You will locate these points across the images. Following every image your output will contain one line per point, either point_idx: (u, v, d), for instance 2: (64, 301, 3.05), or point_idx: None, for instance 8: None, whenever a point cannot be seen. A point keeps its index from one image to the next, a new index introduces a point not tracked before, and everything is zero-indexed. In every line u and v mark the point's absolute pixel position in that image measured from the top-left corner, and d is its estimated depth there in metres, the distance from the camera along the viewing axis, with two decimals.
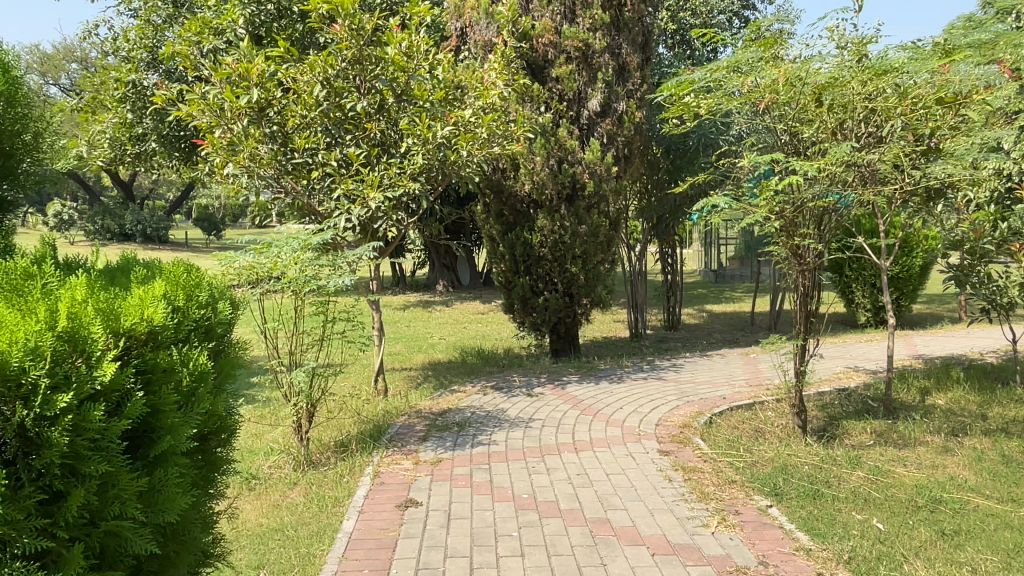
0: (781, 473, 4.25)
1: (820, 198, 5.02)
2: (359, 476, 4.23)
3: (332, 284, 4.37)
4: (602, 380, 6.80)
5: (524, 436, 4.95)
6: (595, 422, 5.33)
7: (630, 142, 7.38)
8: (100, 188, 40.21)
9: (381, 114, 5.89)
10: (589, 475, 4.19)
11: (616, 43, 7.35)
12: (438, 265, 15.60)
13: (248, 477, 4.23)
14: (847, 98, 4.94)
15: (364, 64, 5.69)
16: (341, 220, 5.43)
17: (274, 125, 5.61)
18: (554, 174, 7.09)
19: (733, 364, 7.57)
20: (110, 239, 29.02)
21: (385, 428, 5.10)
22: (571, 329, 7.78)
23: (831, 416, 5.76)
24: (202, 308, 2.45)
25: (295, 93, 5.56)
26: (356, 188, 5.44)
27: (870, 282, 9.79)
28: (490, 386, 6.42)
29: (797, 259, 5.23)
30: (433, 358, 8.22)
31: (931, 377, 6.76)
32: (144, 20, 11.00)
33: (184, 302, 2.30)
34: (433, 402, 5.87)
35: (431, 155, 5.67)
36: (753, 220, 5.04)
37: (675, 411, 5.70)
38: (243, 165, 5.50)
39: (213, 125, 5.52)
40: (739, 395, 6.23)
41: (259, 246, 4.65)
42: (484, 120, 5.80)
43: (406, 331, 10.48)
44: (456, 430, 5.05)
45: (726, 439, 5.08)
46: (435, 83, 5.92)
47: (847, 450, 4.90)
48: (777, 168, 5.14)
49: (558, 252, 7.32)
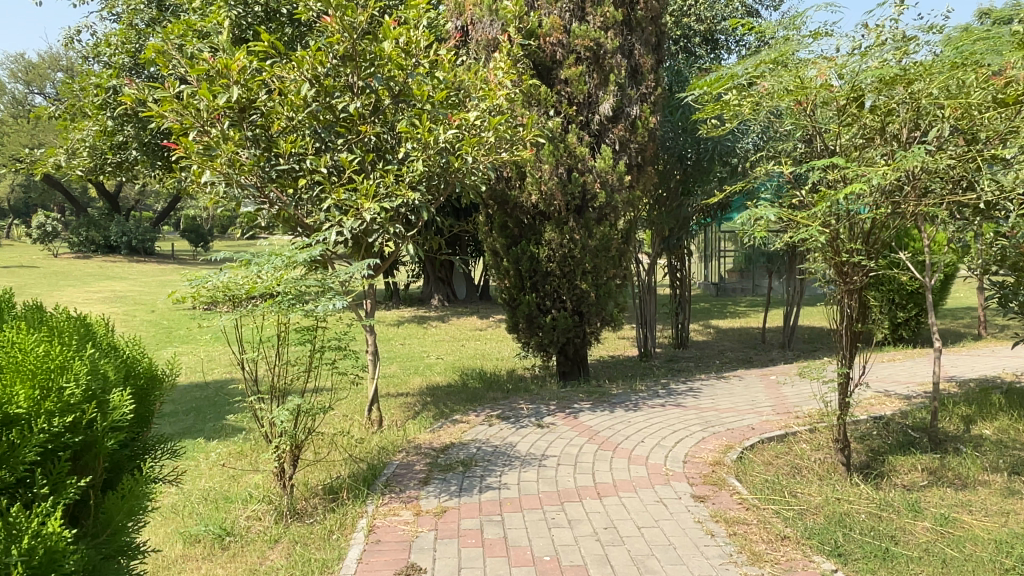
0: (839, 526, 3.69)
1: (870, 209, 4.49)
2: (350, 532, 3.65)
3: (322, 308, 3.81)
4: (616, 406, 6.24)
5: (538, 478, 4.36)
6: (615, 459, 4.75)
7: (644, 149, 6.87)
8: (86, 199, 39.49)
9: (376, 117, 5.34)
10: (618, 529, 3.61)
11: (629, 43, 6.85)
12: (433, 279, 15.04)
13: (223, 533, 3.66)
14: (891, 101, 4.57)
15: (358, 61, 5.15)
16: (331, 234, 4.85)
17: (257, 127, 5.14)
18: (563, 184, 6.58)
19: (755, 388, 7.02)
20: (95, 250, 28.32)
21: (381, 469, 4.52)
22: (580, 350, 7.23)
23: (874, 449, 5.21)
24: (77, 412, 2.18)
25: (280, 93, 5.03)
26: (348, 198, 4.88)
27: (889, 296, 9.25)
28: (495, 415, 5.85)
29: (842, 279, 4.68)
30: (431, 381, 7.65)
31: (972, 404, 6.23)
32: (126, 24, 10.50)
33: (39, 418, 2.06)
34: (434, 435, 5.30)
35: (432, 161, 5.13)
36: (797, 236, 4.50)
37: (702, 445, 5.13)
38: (221, 172, 4.90)
39: (186, 127, 4.91)
40: (768, 425, 5.66)
41: (237, 264, 4.04)
42: (490, 122, 5.24)
43: (400, 350, 9.91)
44: (461, 471, 4.47)
45: (764, 479, 4.51)
46: (436, 83, 5.38)
47: (902, 493, 4.36)
48: (828, 174, 4.56)
49: (567, 267, 6.79)
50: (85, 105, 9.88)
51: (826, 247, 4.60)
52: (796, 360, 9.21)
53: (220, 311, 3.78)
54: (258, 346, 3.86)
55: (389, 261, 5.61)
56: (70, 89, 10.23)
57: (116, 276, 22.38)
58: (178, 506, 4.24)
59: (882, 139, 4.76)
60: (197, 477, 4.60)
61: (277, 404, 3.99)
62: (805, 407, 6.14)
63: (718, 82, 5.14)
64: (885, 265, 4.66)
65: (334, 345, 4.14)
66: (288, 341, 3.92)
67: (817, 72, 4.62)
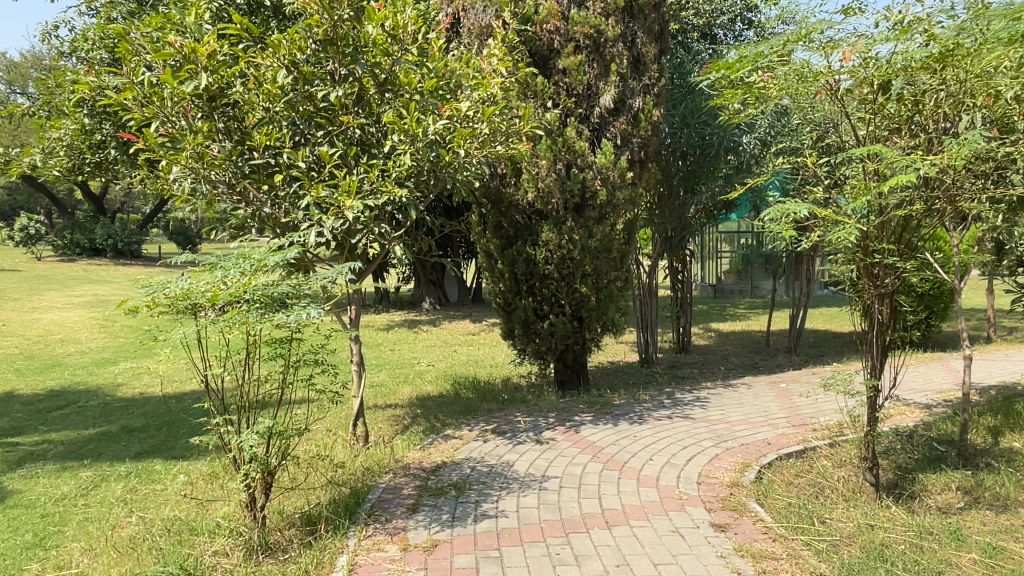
0: (880, 561, 3.27)
1: (904, 206, 4.09)
2: (328, 572, 3.21)
3: (293, 318, 3.33)
4: (620, 418, 5.83)
5: (539, 504, 3.94)
6: (623, 481, 4.34)
7: (647, 143, 6.48)
8: (71, 202, 38.83)
9: (359, 108, 4.92)
10: (632, 566, 3.19)
11: (630, 31, 6.46)
12: (425, 281, 14.58)
13: (184, 571, 3.21)
14: (919, 89, 4.23)
15: (340, 45, 4.71)
16: (311, 234, 4.39)
17: (230, 118, 4.71)
18: (561, 181, 6.17)
19: (765, 397, 6.63)
20: (80, 253, 27.71)
21: (366, 494, 4.09)
22: (580, 357, 6.82)
23: (901, 466, 4.81)
24: None
25: (255, 80, 4.59)
26: (329, 196, 4.42)
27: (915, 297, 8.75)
28: (490, 429, 5.42)
29: (872, 281, 4.26)
30: (421, 390, 7.23)
31: (999, 413, 5.83)
32: (104, 18, 10.04)
33: None
34: (425, 453, 4.87)
35: (421, 155, 4.70)
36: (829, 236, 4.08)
37: (716, 463, 4.73)
38: (189, 167, 4.39)
39: (150, 118, 4.42)
40: (783, 439, 5.28)
41: (201, 267, 3.59)
42: (485, 112, 4.81)
43: (390, 356, 9.45)
44: (454, 496, 4.04)
45: (788, 503, 4.11)
46: (425, 72, 4.90)
47: (941, 518, 3.95)
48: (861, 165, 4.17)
49: (566, 270, 6.38)
50: (60, 102, 9.38)
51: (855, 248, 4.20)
52: (803, 365, 8.83)
53: (180, 322, 3.33)
54: (226, 359, 3.42)
55: (375, 266, 5.18)
56: (44, 86, 9.76)
57: (99, 279, 21.79)
58: (137, 538, 3.80)
59: (910, 129, 4.41)
60: (162, 506, 4.19)
61: (246, 425, 3.55)
62: (822, 418, 5.76)
63: (743, 63, 4.76)
64: (918, 268, 4.26)
65: (314, 357, 3.69)
66: (260, 352, 3.48)
67: (842, 55, 4.27)
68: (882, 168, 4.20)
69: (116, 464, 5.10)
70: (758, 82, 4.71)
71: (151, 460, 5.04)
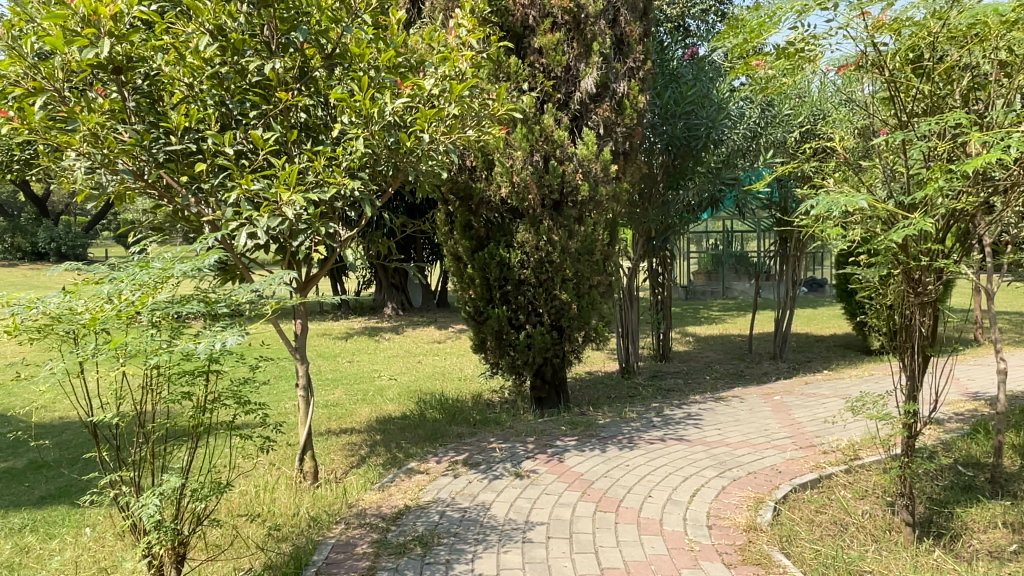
0: None
1: (950, 201, 3.46)
2: None
3: (202, 348, 2.48)
4: (607, 442, 5.15)
5: (524, 563, 3.23)
6: (622, 527, 3.64)
7: (632, 134, 5.83)
8: (12, 203, 36.80)
9: (303, 85, 4.15)
10: None
11: (612, 8, 5.81)
12: (386, 285, 13.76)
13: None
14: (951, 61, 3.68)
15: (277, 8, 3.91)
16: (240, 236, 3.58)
17: (143, 97, 3.90)
18: (539, 174, 5.49)
19: (761, 413, 6.03)
20: (21, 258, 26.14)
21: (310, 556, 3.32)
22: (559, 372, 6.13)
23: (932, 499, 4.22)
24: None
25: (174, 52, 3.78)
26: (263, 188, 3.64)
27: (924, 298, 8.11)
28: (461, 461, 4.68)
29: (913, 288, 3.59)
30: (382, 410, 6.46)
31: (1016, 425, 5.35)
32: None
33: None
34: (385, 494, 4.14)
35: (376, 141, 3.97)
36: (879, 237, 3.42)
37: (726, 499, 4.06)
38: (88, 153, 3.57)
39: (37, 93, 3.57)
40: (792, 465, 4.65)
41: (88, 277, 2.77)
42: (453, 90, 4.05)
43: (347, 369, 8.64)
44: (419, 556, 3.30)
45: (816, 551, 3.47)
46: (381, 45, 4.19)
47: (999, 569, 3.35)
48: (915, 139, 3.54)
49: (544, 275, 5.68)
50: None
51: (890, 249, 3.56)
52: (792, 372, 8.31)
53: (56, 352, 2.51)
54: (118, 401, 2.61)
55: (321, 274, 4.40)
56: None
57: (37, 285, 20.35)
58: None
59: (943, 108, 3.76)
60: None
61: (149, 485, 2.75)
62: (829, 438, 5.18)
63: (764, 25, 4.13)
64: (962, 270, 3.63)
65: (239, 390, 2.89)
66: (161, 392, 2.64)
67: (874, 21, 3.64)
68: (928, 150, 3.57)
69: (9, 514, 4.21)
70: (796, 45, 4.11)
71: (52, 508, 4.17)
